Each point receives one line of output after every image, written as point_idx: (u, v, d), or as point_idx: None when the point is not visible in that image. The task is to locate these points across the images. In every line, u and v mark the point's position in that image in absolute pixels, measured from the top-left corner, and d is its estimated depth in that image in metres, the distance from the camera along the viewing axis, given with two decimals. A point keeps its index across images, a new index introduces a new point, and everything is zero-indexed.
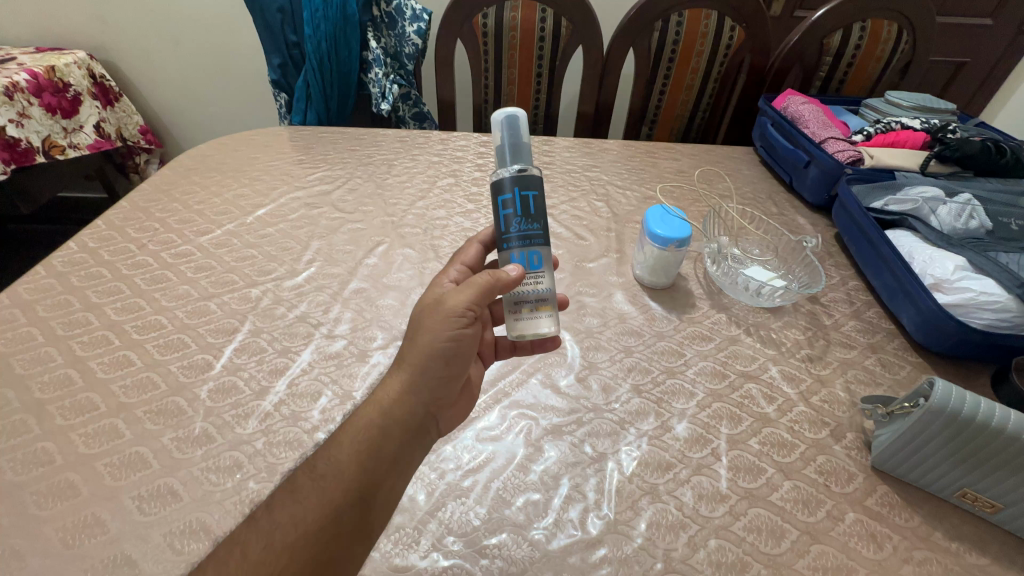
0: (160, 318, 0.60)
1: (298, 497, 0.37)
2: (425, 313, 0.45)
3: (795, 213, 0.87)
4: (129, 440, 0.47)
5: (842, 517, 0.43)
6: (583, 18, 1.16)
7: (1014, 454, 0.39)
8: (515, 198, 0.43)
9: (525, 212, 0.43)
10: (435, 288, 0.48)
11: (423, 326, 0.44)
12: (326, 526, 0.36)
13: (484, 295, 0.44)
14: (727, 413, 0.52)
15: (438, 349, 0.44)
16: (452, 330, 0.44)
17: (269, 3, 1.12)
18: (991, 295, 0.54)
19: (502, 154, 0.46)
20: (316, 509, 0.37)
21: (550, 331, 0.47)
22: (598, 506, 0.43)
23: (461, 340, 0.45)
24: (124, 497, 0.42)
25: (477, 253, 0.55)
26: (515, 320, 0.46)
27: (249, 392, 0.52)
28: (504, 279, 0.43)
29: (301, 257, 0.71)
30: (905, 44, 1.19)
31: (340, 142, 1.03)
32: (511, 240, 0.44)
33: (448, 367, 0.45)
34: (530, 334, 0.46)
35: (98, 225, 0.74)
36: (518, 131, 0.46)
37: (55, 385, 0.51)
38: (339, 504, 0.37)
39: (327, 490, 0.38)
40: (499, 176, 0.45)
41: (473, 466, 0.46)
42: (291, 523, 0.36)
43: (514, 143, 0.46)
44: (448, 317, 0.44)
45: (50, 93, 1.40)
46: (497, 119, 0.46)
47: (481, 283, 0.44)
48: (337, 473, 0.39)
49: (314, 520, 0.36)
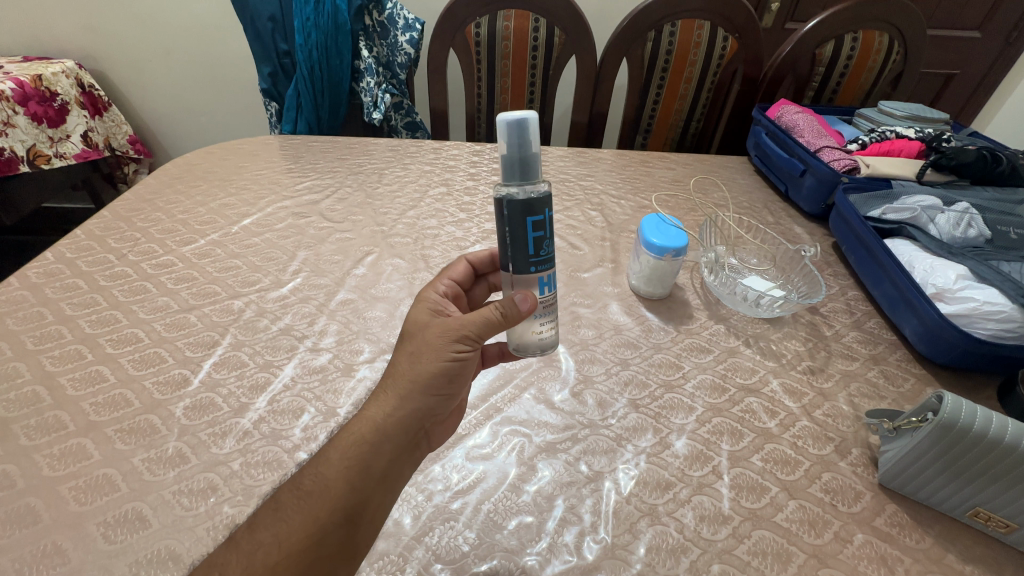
0: (137, 332, 0.57)
1: (283, 516, 0.36)
2: (429, 332, 0.43)
3: (790, 222, 0.86)
4: (97, 461, 0.44)
5: (851, 538, 0.41)
6: (575, 29, 1.17)
7: None
8: (546, 219, 0.41)
9: (554, 233, 0.42)
10: (429, 306, 0.46)
11: (425, 343, 0.42)
12: (310, 545, 0.35)
13: (491, 329, 0.42)
14: (727, 428, 0.50)
15: (440, 369, 0.42)
16: (457, 351, 0.42)
17: (259, 11, 1.12)
18: (995, 305, 0.52)
19: (513, 165, 0.41)
20: (301, 527, 0.35)
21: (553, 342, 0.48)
22: (595, 530, 0.41)
23: (465, 361, 0.43)
24: (88, 524, 0.40)
25: (466, 271, 0.53)
26: (526, 337, 0.46)
27: (227, 409, 0.49)
28: (516, 313, 0.42)
29: (287, 267, 0.69)
30: (896, 55, 1.20)
31: (330, 151, 1.01)
32: (541, 264, 0.42)
33: (449, 386, 0.42)
34: (539, 351, 0.48)
35: (77, 235, 0.72)
36: (530, 140, 0.41)
37: (21, 403, 0.49)
38: (325, 523, 0.36)
39: (313, 508, 0.36)
40: (523, 195, 0.40)
41: (463, 487, 0.44)
42: (275, 542, 0.35)
43: (529, 154, 0.41)
44: (452, 339, 0.42)
45: (37, 102, 1.38)
46: (511, 125, 0.40)
47: (490, 318, 0.42)
48: (323, 491, 0.37)
49: (298, 539, 0.35)
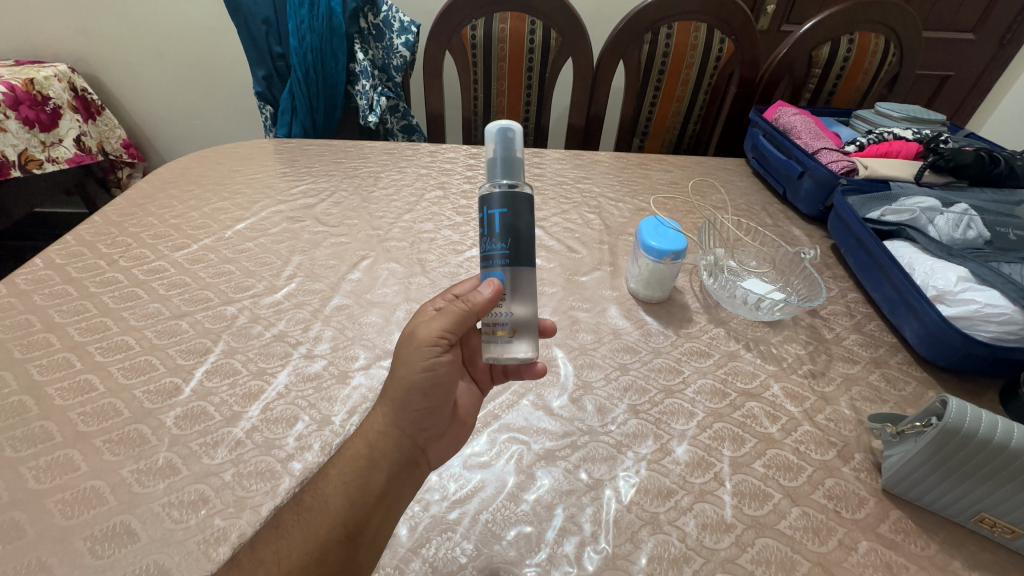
0: (127, 339, 0.56)
1: (284, 533, 0.36)
2: (402, 345, 0.43)
3: (789, 224, 0.86)
4: (84, 473, 0.43)
5: (855, 546, 0.41)
6: (572, 31, 1.17)
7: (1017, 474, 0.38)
8: (482, 217, 0.41)
9: (487, 232, 0.41)
10: (416, 317, 0.46)
11: (400, 358, 0.43)
12: (312, 563, 0.34)
13: (459, 323, 0.42)
14: (729, 434, 0.49)
15: (416, 381, 0.41)
16: (427, 361, 0.42)
17: (253, 14, 1.11)
18: (996, 307, 0.52)
19: (494, 168, 0.43)
20: (302, 544, 0.35)
21: (525, 356, 0.43)
22: (596, 540, 0.40)
23: (437, 369, 0.42)
24: (75, 539, 0.38)
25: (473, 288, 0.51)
26: (490, 342, 0.43)
27: (219, 418, 0.48)
28: (477, 301, 0.40)
29: (281, 273, 0.68)
30: (892, 57, 1.21)
31: (326, 155, 1.00)
32: (500, 261, 0.41)
33: (427, 399, 0.42)
34: (505, 358, 0.43)
35: (67, 240, 0.71)
36: (512, 146, 0.43)
37: (8, 413, 0.47)
38: (325, 540, 0.35)
39: (313, 524, 0.36)
40: (487, 190, 0.42)
41: (461, 497, 0.43)
42: (275, 560, 0.34)
43: (507, 158, 0.43)
44: (421, 348, 0.42)
45: (28, 106, 1.36)
46: (491, 131, 0.43)
47: (456, 312, 0.42)
48: (324, 507, 0.37)
49: (298, 558, 0.34)
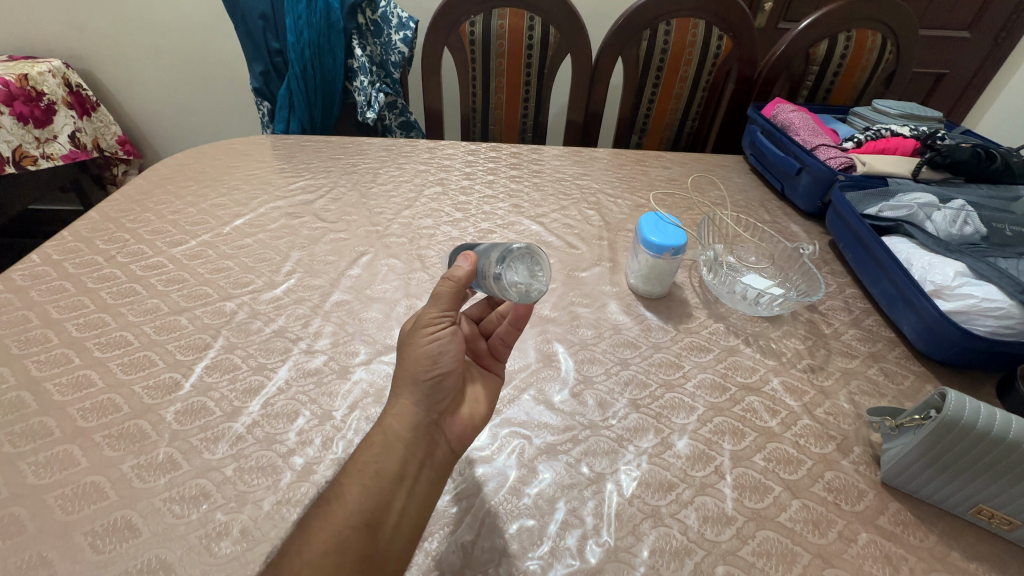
0: (126, 335, 0.56)
1: (302, 524, 0.35)
2: (404, 333, 0.44)
3: (787, 220, 0.86)
4: (84, 468, 0.43)
5: (854, 538, 0.41)
6: (571, 27, 1.17)
7: (1016, 464, 0.38)
8: None
9: None
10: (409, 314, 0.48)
11: (404, 344, 0.44)
12: (333, 550, 0.34)
13: (453, 299, 0.45)
14: (728, 428, 0.49)
15: (424, 351, 0.43)
16: (432, 334, 0.43)
17: (250, 9, 1.11)
18: (993, 301, 0.52)
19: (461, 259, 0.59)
20: (320, 532, 0.34)
21: (522, 252, 0.45)
22: (598, 532, 0.40)
23: (443, 339, 0.44)
24: (75, 534, 0.38)
25: None
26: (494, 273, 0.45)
27: (219, 413, 0.48)
28: (457, 273, 0.45)
29: (280, 269, 0.68)
30: (889, 55, 1.21)
31: (324, 151, 1.00)
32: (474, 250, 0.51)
33: (437, 367, 0.43)
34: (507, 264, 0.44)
35: (64, 236, 0.70)
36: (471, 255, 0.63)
37: (7, 409, 0.47)
38: (343, 526, 0.35)
39: (331, 513, 0.35)
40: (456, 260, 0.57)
41: (462, 492, 0.43)
42: (294, 549, 0.33)
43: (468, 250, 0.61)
44: (426, 327, 0.44)
45: (22, 102, 1.35)
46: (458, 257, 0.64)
47: (447, 289, 0.44)
48: (339, 497, 0.36)
49: (317, 547, 0.33)
